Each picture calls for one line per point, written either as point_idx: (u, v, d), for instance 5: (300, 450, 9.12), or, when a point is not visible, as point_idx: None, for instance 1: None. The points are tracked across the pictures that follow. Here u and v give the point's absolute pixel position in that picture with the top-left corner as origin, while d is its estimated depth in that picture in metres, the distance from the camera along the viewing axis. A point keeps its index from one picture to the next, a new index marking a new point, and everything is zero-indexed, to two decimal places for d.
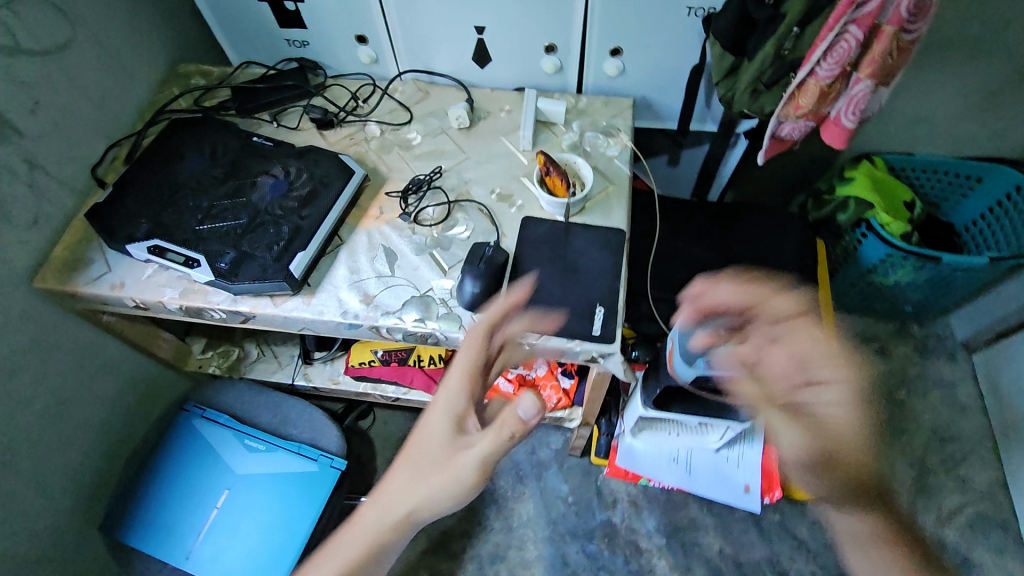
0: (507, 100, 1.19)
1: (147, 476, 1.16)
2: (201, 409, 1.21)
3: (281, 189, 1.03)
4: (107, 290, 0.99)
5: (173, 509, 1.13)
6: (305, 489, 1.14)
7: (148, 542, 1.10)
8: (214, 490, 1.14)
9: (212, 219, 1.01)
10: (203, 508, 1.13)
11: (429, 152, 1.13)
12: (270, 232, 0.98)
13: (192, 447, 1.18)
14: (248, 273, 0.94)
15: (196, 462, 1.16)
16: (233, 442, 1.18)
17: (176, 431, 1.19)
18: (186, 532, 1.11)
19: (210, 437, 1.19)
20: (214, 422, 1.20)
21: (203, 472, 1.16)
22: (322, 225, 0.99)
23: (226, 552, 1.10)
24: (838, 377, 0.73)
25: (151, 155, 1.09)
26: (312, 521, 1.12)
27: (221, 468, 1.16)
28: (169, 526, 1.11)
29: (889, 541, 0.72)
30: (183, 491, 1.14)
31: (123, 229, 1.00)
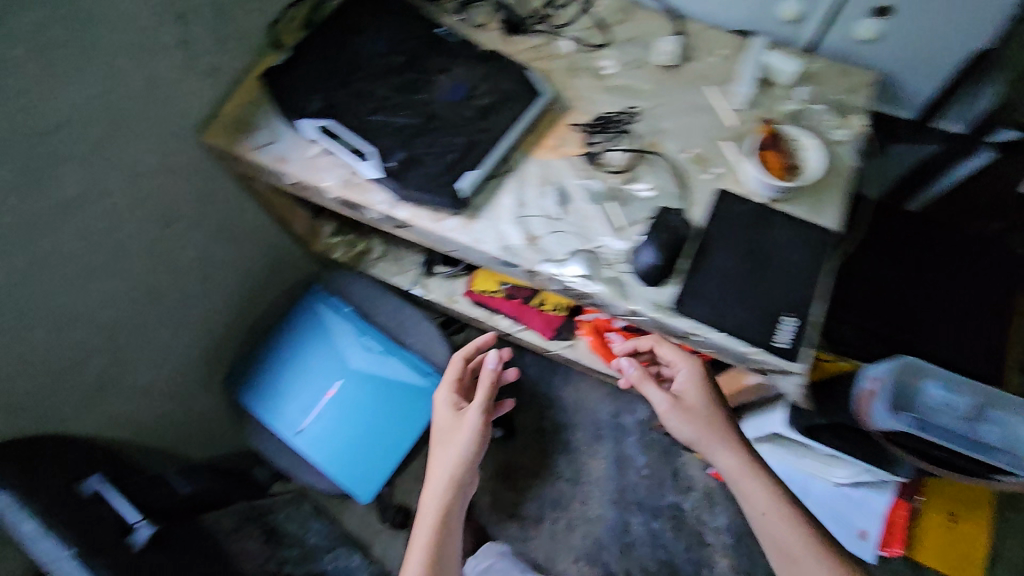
0: (725, 42, 1.00)
1: (271, 347, 1.21)
2: (326, 295, 1.23)
3: (460, 94, 0.94)
4: (271, 161, 0.96)
5: (289, 384, 1.17)
6: (413, 398, 1.16)
7: (266, 408, 1.16)
8: (329, 378, 1.17)
9: (385, 111, 0.94)
10: (315, 391, 1.16)
11: (623, 86, 0.98)
12: (444, 141, 0.91)
13: (313, 330, 1.21)
14: (415, 179, 0.88)
15: (315, 346, 1.20)
16: (351, 336, 1.19)
17: (301, 311, 1.22)
18: (299, 409, 1.15)
19: (331, 325, 1.21)
20: (336, 311, 1.22)
21: (320, 357, 1.19)
22: (498, 146, 0.90)
23: (331, 438, 1.13)
24: (686, 370, 1.02)
25: (331, 24, 1.01)
26: (414, 430, 1.14)
27: (336, 357, 1.18)
28: (284, 400, 1.16)
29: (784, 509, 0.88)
30: (300, 369, 1.18)
31: (297, 102, 0.96)
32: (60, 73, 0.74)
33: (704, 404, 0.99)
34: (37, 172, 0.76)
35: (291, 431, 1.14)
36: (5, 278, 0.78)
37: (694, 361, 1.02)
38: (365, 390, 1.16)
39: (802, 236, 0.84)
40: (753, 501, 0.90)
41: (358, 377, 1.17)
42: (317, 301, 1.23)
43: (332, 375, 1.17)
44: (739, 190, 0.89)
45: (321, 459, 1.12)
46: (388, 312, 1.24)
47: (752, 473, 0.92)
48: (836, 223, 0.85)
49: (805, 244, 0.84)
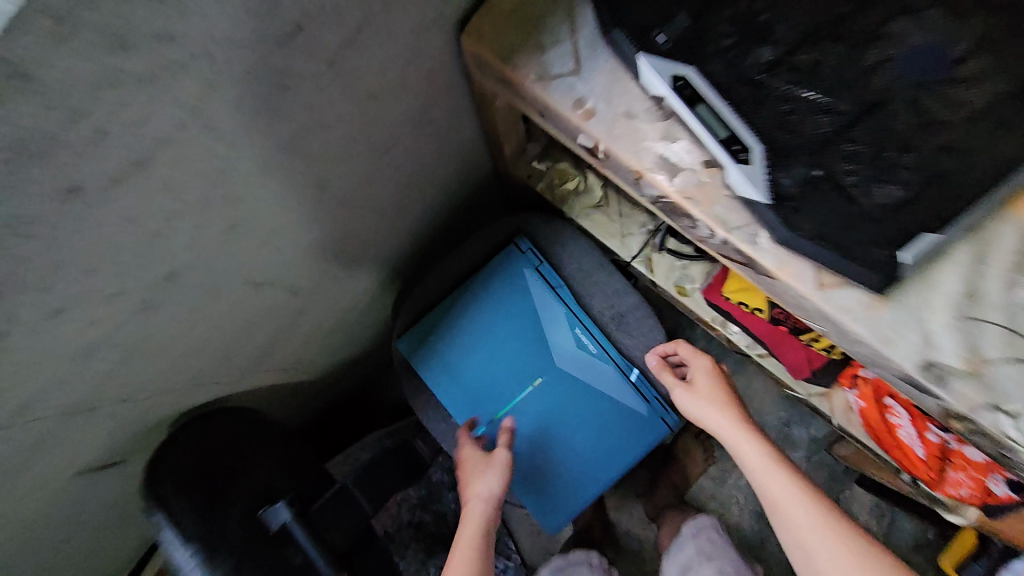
0: None
1: (455, 309, 0.94)
2: (536, 261, 0.94)
3: (938, 70, 0.51)
4: (568, 108, 0.59)
5: (476, 366, 0.93)
6: (622, 420, 0.93)
7: (444, 387, 0.93)
8: (528, 372, 0.92)
9: (792, 70, 0.53)
10: (507, 383, 0.93)
11: None
12: (887, 160, 0.51)
13: (515, 304, 0.93)
14: (818, 222, 0.52)
15: (514, 325, 0.93)
16: (562, 324, 0.93)
17: (501, 274, 0.93)
18: (485, 401, 0.93)
19: (539, 304, 0.93)
20: (547, 287, 0.93)
21: (518, 342, 0.93)
22: (988, 192, 0.50)
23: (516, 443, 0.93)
24: (711, 375, 0.84)
25: None
26: (619, 456, 0.93)
27: (539, 347, 0.92)
28: (465, 383, 0.93)
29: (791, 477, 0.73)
30: (490, 350, 0.93)
31: (632, 18, 0.55)
32: None
33: (731, 400, 0.82)
34: (252, 105, 0.45)
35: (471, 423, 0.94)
36: (193, 258, 0.51)
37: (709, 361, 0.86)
38: (568, 397, 0.92)
39: None
40: (770, 486, 0.72)
41: (560, 379, 0.93)
42: (525, 264, 0.93)
43: (529, 368, 0.92)
44: None
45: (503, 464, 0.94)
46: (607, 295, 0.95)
47: (776, 459, 0.75)
48: None
49: None
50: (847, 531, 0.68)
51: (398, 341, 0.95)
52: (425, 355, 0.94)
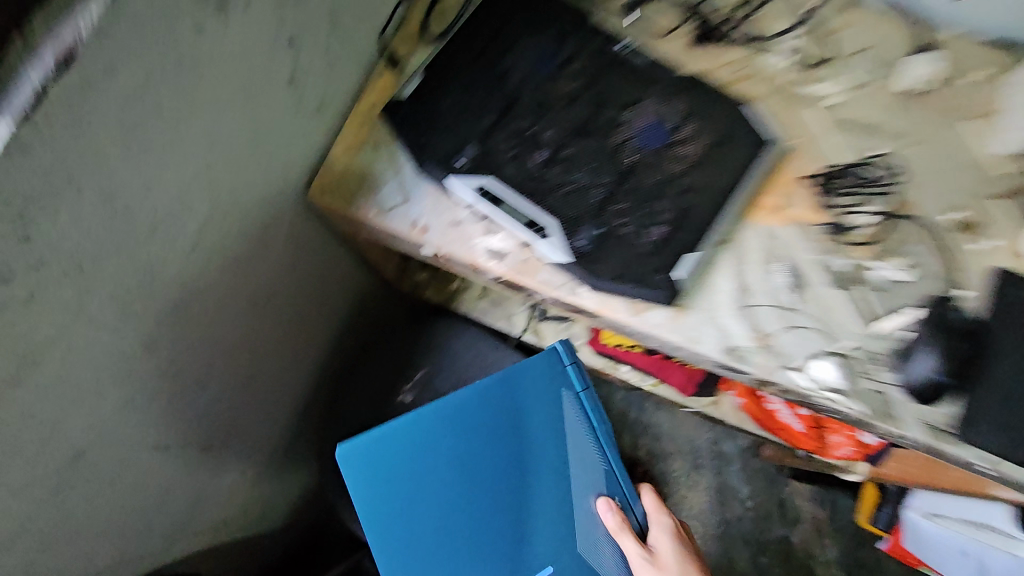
0: (986, 61, 0.77)
1: (437, 418, 0.72)
2: (569, 360, 0.78)
3: (660, 140, 0.71)
4: (405, 229, 0.73)
5: (459, 492, 0.72)
6: None
7: (398, 508, 0.70)
8: (528, 513, 0.74)
9: (561, 165, 0.71)
10: (486, 528, 0.72)
11: (852, 125, 0.76)
12: (645, 209, 0.69)
13: (542, 429, 0.76)
14: (613, 263, 0.67)
15: (530, 442, 0.75)
16: (598, 488, 0.77)
17: (511, 389, 0.75)
18: (445, 543, 0.71)
19: (567, 439, 0.76)
20: (581, 406, 0.78)
21: (507, 482, 0.73)
22: (720, 212, 0.69)
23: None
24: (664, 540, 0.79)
25: (474, 37, 0.76)
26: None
27: (552, 487, 0.75)
28: (440, 512, 0.71)
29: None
30: (490, 471, 0.73)
31: (440, 150, 0.72)
32: (156, 158, 0.51)
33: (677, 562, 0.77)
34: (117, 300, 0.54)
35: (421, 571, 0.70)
36: (95, 435, 0.57)
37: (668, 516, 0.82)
38: (557, 551, 0.74)
39: None
40: None
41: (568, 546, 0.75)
42: (564, 387, 0.77)
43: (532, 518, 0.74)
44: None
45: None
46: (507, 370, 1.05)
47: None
48: None
49: None
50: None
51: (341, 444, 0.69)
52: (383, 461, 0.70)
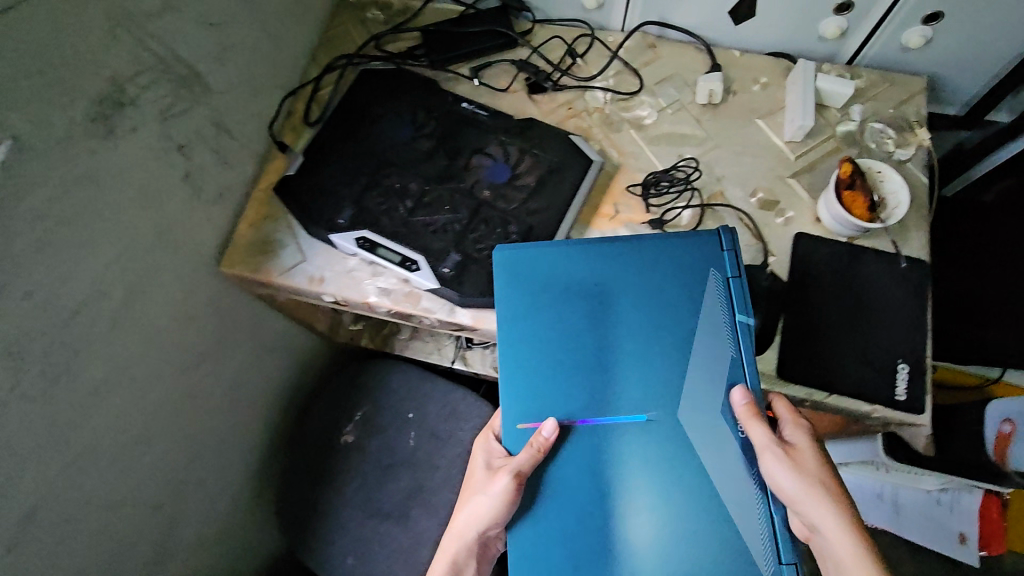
0: (767, 69, 0.94)
1: (596, 262, 0.76)
2: (731, 273, 0.74)
3: (503, 176, 0.86)
4: (305, 283, 0.86)
5: (588, 334, 0.74)
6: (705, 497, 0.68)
7: (527, 339, 0.74)
8: (649, 394, 0.72)
9: (425, 209, 0.84)
10: (624, 373, 0.72)
11: (666, 137, 0.91)
12: (497, 233, 0.82)
13: (669, 278, 0.75)
14: (475, 282, 0.80)
15: (612, 303, 0.74)
16: (725, 374, 0.72)
17: (641, 265, 0.76)
18: (560, 353, 0.74)
19: (705, 324, 0.73)
20: (726, 332, 0.73)
21: (593, 342, 0.74)
22: (558, 225, 0.83)
23: (589, 455, 0.71)
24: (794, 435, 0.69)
25: (344, 117, 0.91)
26: (711, 531, 0.67)
27: (672, 370, 0.72)
28: (542, 345, 0.74)
29: (849, 524, 0.66)
30: (628, 328, 0.74)
31: (323, 213, 0.85)
32: (67, 255, 0.63)
33: (807, 477, 0.66)
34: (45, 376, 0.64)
35: (563, 405, 0.73)
36: (42, 495, 0.67)
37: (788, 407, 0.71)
38: (685, 449, 0.70)
39: (895, 272, 0.80)
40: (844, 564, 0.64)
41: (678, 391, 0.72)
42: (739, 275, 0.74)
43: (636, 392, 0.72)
44: (818, 231, 0.84)
45: (551, 483, 0.71)
46: (438, 398, 1.16)
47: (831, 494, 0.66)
48: (928, 251, 0.81)
49: (899, 282, 0.80)
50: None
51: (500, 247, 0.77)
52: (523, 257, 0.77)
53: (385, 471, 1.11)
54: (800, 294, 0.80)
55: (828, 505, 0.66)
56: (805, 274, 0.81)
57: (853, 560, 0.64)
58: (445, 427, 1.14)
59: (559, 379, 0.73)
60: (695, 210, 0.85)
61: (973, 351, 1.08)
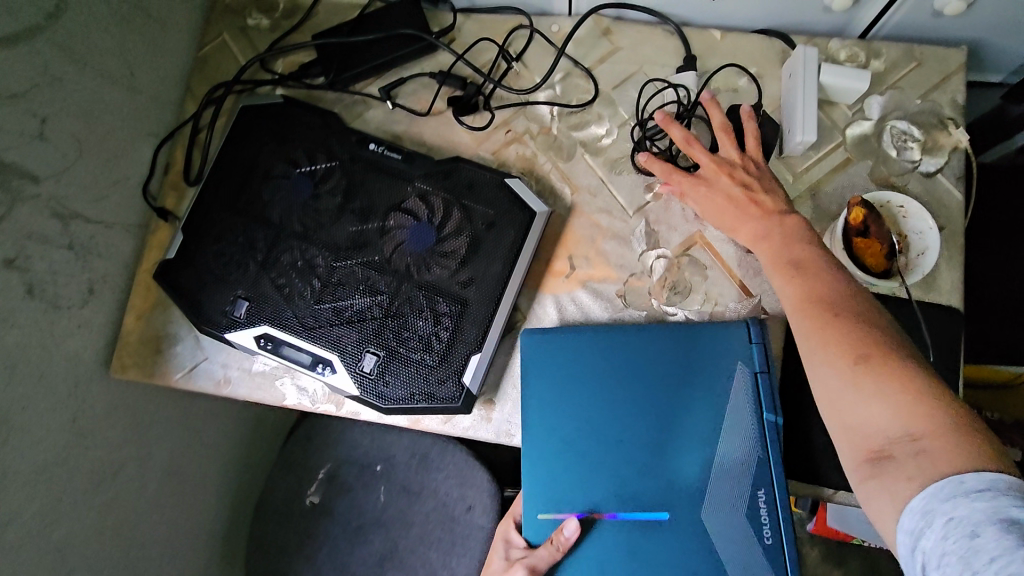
0: (757, 55, 0.73)
1: (621, 349, 0.64)
2: (759, 368, 0.61)
3: (427, 240, 0.69)
4: (210, 387, 0.73)
5: (610, 424, 0.62)
6: None
7: (543, 423, 0.63)
8: (676, 496, 0.60)
9: (335, 292, 0.69)
10: (649, 475, 0.60)
11: (628, 162, 0.73)
12: (424, 317, 0.67)
13: (693, 368, 0.62)
14: (401, 383, 0.66)
15: (636, 389, 0.62)
16: (749, 480, 0.59)
17: (664, 349, 0.63)
18: (583, 437, 0.62)
19: (730, 422, 0.60)
20: (751, 431, 0.60)
21: (621, 428, 0.62)
22: (498, 301, 0.67)
23: (610, 559, 0.60)
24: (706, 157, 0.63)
25: (228, 174, 0.74)
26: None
27: (697, 475, 0.60)
28: (558, 431, 0.63)
29: (805, 304, 0.51)
30: (654, 419, 0.62)
31: (215, 306, 0.70)
32: None
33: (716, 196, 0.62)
34: None
35: (584, 498, 0.61)
36: None
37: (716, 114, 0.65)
38: (711, 565, 0.58)
39: (922, 329, 0.63)
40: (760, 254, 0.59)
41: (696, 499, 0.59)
42: (765, 369, 0.61)
43: (652, 499, 0.60)
44: None
45: None
46: (405, 448, 1.03)
47: (798, 269, 0.54)
48: (961, 295, 0.64)
49: (930, 339, 0.63)
50: (838, 382, 0.47)
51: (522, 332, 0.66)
52: (557, 335, 0.66)
53: (354, 534, 1.00)
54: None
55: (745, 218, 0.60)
56: None
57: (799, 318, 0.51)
58: (415, 479, 1.01)
59: (579, 476, 0.62)
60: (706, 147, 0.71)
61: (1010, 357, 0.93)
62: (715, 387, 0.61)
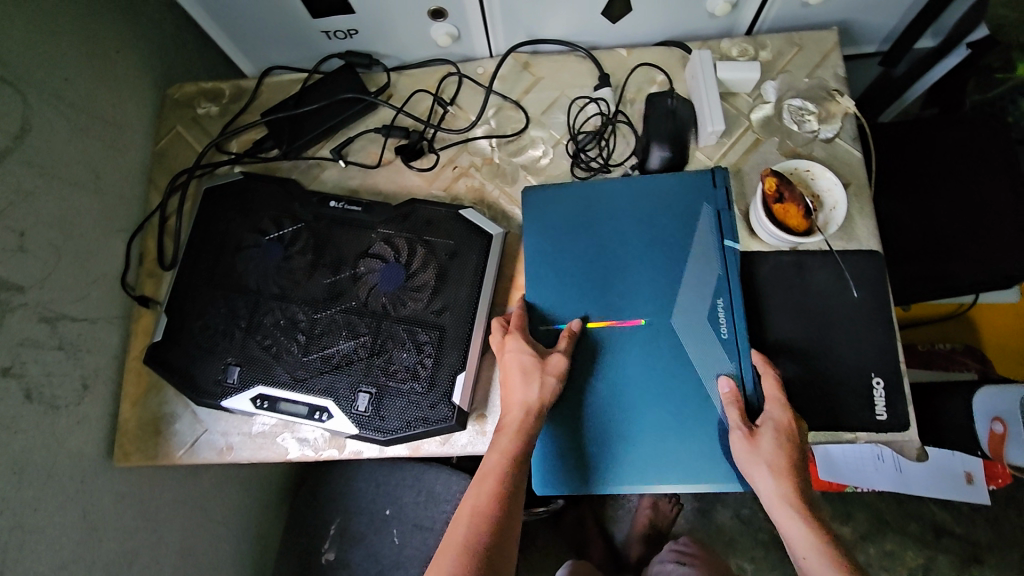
0: (662, 63, 0.82)
1: (604, 191, 0.76)
2: (722, 206, 0.72)
3: (396, 279, 0.75)
4: (214, 457, 0.76)
5: (597, 248, 0.74)
6: (694, 386, 0.68)
7: (546, 252, 0.75)
8: (653, 306, 0.71)
9: (320, 342, 0.73)
10: (631, 283, 0.72)
11: (568, 177, 0.80)
12: (408, 345, 0.72)
13: (662, 203, 0.74)
14: (397, 413, 0.71)
15: (615, 217, 0.74)
16: (711, 291, 0.70)
17: (638, 189, 0.75)
18: (578, 259, 0.74)
19: (696, 248, 0.72)
20: (712, 256, 0.71)
21: (606, 247, 0.74)
22: (474, 323, 0.72)
23: (600, 355, 0.70)
24: (780, 408, 0.64)
25: (202, 250, 0.78)
26: (696, 431, 0.67)
27: (671, 289, 0.71)
28: (560, 256, 0.74)
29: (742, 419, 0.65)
30: (631, 240, 0.74)
31: (208, 378, 0.74)
32: None
33: None
34: None
35: (581, 309, 0.72)
36: None
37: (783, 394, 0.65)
38: (683, 361, 0.69)
39: (849, 276, 0.70)
40: None
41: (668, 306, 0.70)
42: (723, 204, 0.73)
43: (633, 309, 0.71)
44: (761, 246, 0.73)
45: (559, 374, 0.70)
46: (411, 486, 1.05)
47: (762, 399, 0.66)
48: (877, 240, 0.72)
49: (858, 282, 0.70)
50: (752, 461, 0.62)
51: (528, 187, 0.77)
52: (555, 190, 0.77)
53: None
54: (754, 323, 0.70)
55: (783, 486, 0.61)
56: (753, 299, 0.71)
57: (791, 524, 0.60)
58: (426, 515, 1.04)
59: (576, 294, 0.73)
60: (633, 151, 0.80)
61: (943, 290, 1.01)
62: (679, 223, 0.73)
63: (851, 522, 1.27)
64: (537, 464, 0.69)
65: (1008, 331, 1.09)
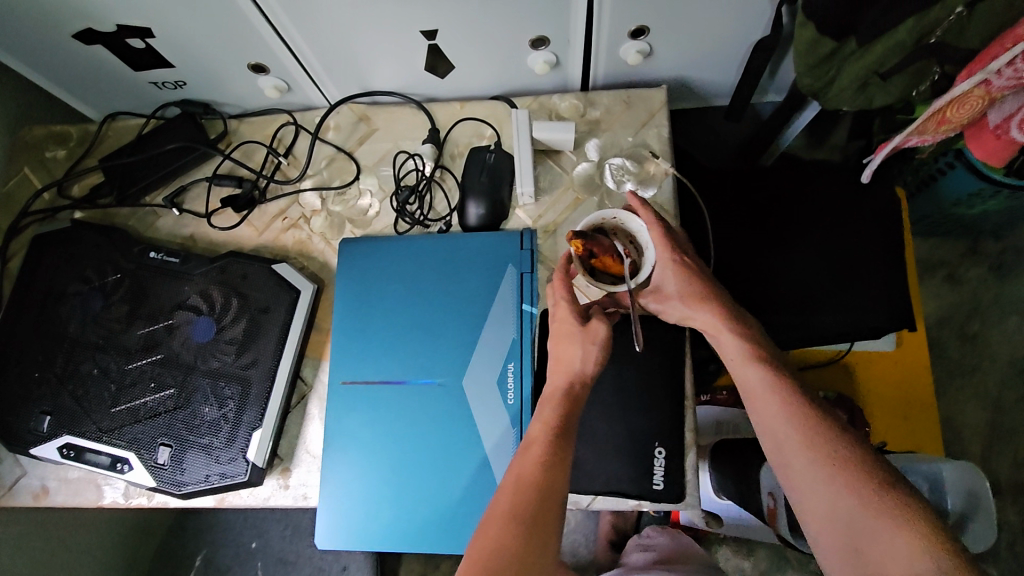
0: (491, 118, 0.81)
1: (415, 251, 0.76)
2: (525, 269, 0.73)
3: (206, 331, 0.75)
4: (30, 501, 0.77)
5: (402, 308, 0.74)
6: (478, 448, 0.70)
7: (350, 310, 0.76)
8: (446, 368, 0.72)
9: (128, 394, 0.74)
10: (430, 343, 0.73)
11: (391, 232, 0.80)
12: (211, 399, 0.73)
13: (470, 260, 0.74)
14: (195, 468, 0.72)
15: (423, 278, 0.75)
16: (505, 356, 0.71)
17: (444, 250, 0.75)
18: (385, 314, 0.75)
19: (496, 311, 0.72)
20: (511, 319, 0.72)
21: (409, 309, 0.74)
22: (277, 380, 0.74)
23: (396, 415, 0.72)
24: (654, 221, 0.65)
25: (26, 298, 0.79)
26: (481, 493, 0.69)
27: (463, 355, 0.72)
28: (363, 315, 0.75)
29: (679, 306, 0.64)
30: (436, 299, 0.74)
31: (21, 427, 0.75)
32: None
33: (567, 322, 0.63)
34: None
35: (379, 371, 0.73)
36: None
37: (670, 252, 0.64)
38: (471, 427, 0.70)
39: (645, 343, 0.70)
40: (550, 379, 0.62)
41: (463, 370, 0.72)
42: (527, 269, 0.73)
43: (430, 372, 0.72)
44: None
45: (358, 429, 0.72)
46: (277, 520, 1.05)
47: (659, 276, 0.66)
48: None
49: (656, 349, 0.70)
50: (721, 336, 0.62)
51: (345, 240, 0.78)
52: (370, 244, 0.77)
53: None
54: None
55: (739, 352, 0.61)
56: None
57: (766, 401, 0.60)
58: (290, 549, 1.03)
59: (376, 355, 0.74)
60: (454, 203, 0.80)
61: (807, 339, 0.96)
62: (483, 289, 0.73)
63: (751, 557, 1.24)
64: (325, 519, 0.72)
65: (890, 380, 1.07)
